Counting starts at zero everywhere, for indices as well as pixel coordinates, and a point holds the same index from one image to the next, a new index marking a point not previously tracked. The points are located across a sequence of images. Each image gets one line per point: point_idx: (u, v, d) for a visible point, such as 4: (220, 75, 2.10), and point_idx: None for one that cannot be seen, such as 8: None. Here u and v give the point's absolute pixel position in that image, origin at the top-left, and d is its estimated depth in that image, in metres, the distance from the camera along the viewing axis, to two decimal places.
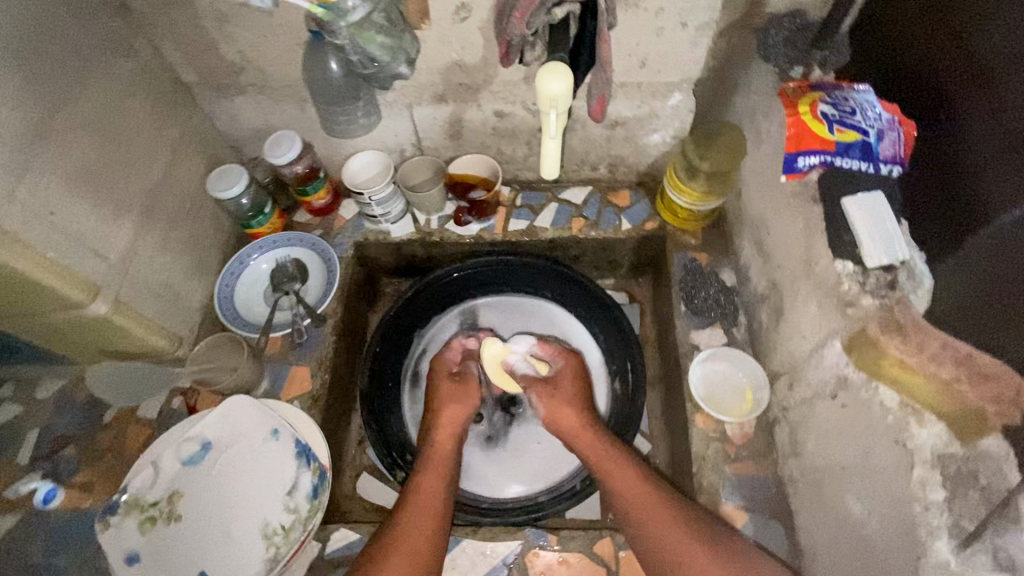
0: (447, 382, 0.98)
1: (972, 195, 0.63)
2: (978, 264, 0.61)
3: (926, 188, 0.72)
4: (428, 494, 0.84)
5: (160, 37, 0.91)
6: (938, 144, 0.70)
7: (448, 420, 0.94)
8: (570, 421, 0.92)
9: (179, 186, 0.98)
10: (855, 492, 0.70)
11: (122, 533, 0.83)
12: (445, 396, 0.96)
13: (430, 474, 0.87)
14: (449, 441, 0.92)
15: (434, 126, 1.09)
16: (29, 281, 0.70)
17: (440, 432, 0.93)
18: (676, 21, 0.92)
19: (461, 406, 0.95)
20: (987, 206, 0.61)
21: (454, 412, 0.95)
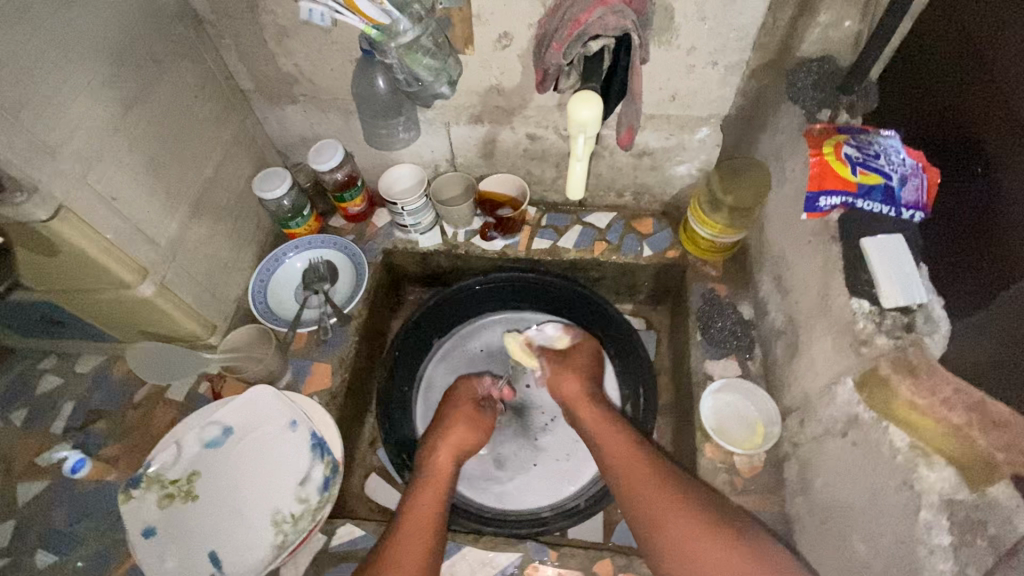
0: (465, 407, 1.01)
1: (1006, 255, 0.64)
2: (1007, 323, 0.61)
3: (958, 240, 0.72)
4: (424, 511, 0.84)
5: (225, 48, 0.99)
6: (970, 198, 0.71)
7: (454, 440, 0.96)
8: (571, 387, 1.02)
9: (227, 185, 1.05)
10: (860, 533, 0.70)
11: (142, 506, 0.87)
12: (458, 418, 0.99)
13: (428, 493, 0.87)
14: (450, 461, 0.94)
15: (469, 145, 1.14)
16: (87, 261, 0.76)
17: (441, 450, 0.94)
18: (708, 60, 0.96)
19: (471, 431, 0.98)
20: (1014, 268, 0.62)
21: (463, 435, 0.97)
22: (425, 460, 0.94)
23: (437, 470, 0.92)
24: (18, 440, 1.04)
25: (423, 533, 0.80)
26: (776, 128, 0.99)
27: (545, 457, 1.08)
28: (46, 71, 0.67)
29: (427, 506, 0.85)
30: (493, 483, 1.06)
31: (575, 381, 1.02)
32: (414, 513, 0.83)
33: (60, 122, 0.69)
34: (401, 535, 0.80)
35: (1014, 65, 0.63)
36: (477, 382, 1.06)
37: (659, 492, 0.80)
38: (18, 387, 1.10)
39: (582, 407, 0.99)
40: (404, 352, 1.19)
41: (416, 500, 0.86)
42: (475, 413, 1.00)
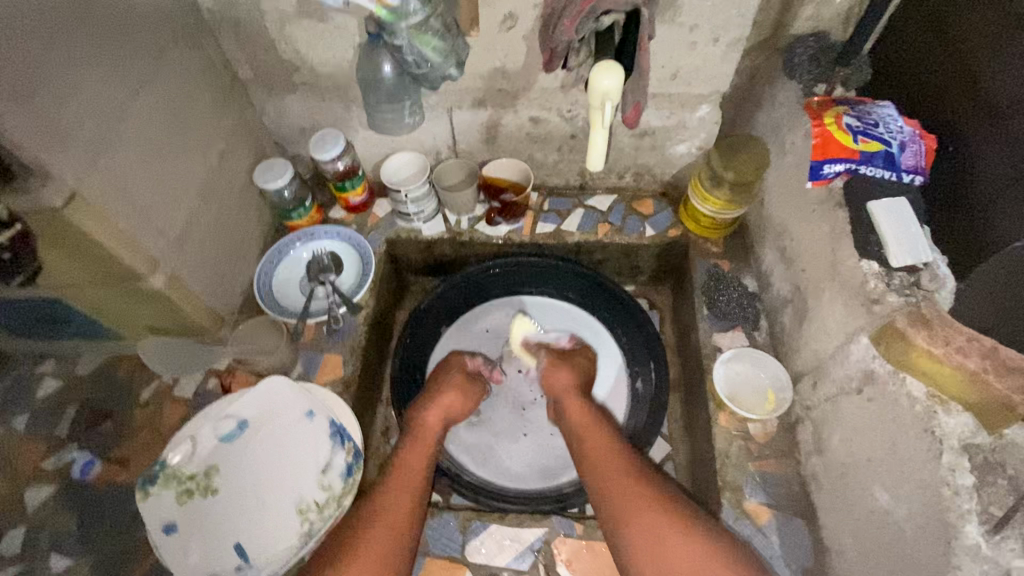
0: (456, 375, 1.05)
1: (984, 223, 0.70)
2: (997, 281, 0.67)
3: (941, 210, 0.78)
4: (412, 470, 0.90)
5: (223, 35, 0.98)
6: (951, 173, 0.77)
7: (443, 404, 1.00)
8: (563, 379, 1.05)
9: (230, 176, 1.03)
10: (881, 483, 0.72)
11: (160, 502, 0.86)
12: (448, 384, 1.03)
13: (416, 451, 0.93)
14: (439, 421, 0.99)
15: (471, 130, 1.14)
16: (99, 249, 0.74)
17: (430, 413, 0.99)
18: (709, 37, 0.98)
19: (460, 397, 1.02)
20: (992, 234, 0.68)
21: (452, 400, 1.01)
22: (413, 418, 0.99)
23: (425, 428, 0.98)
24: (23, 444, 1.02)
25: (407, 491, 0.86)
26: (774, 103, 1.02)
27: (534, 429, 1.10)
28: (54, 54, 0.66)
29: (414, 464, 0.91)
30: (485, 453, 1.07)
31: (565, 372, 1.06)
32: (402, 471, 0.90)
33: (70, 106, 0.68)
34: (393, 491, 0.86)
35: (997, 46, 0.69)
36: (467, 356, 1.11)
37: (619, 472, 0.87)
38: (18, 391, 1.08)
39: (568, 398, 1.02)
40: (414, 340, 1.19)
41: (405, 457, 0.92)
42: (466, 381, 1.05)
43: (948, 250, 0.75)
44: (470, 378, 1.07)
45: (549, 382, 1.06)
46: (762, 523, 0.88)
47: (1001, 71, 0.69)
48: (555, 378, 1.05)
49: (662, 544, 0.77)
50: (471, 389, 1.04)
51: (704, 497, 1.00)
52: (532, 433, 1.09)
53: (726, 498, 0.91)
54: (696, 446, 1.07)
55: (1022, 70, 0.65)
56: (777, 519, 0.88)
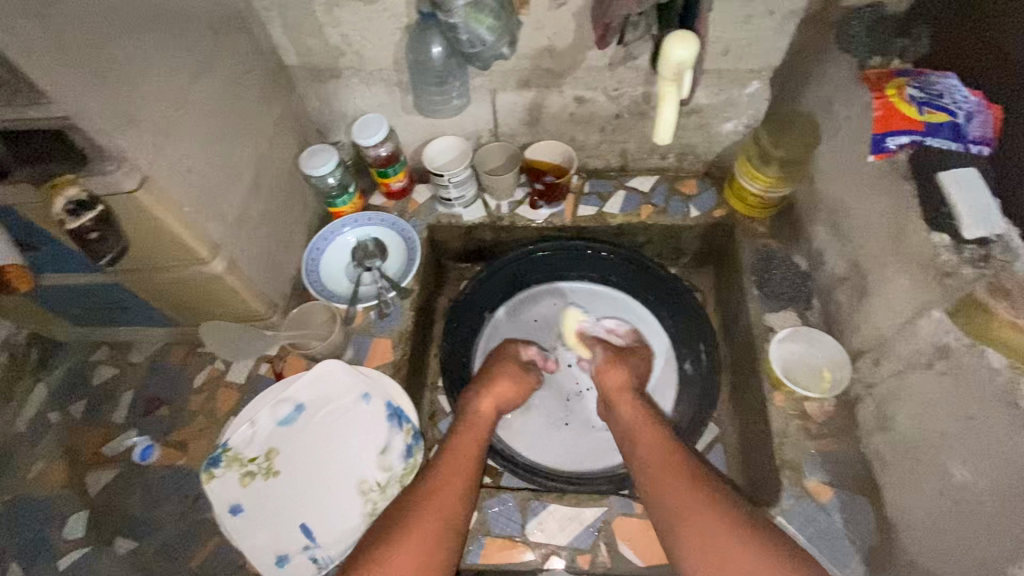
0: (511, 364, 1.04)
1: None
2: None
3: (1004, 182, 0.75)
4: (464, 455, 0.89)
5: (271, 21, 0.98)
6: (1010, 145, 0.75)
7: (496, 393, 0.99)
8: (617, 378, 1.03)
9: (278, 162, 1.03)
10: (958, 458, 0.71)
11: (226, 484, 0.87)
12: (503, 372, 1.02)
13: (468, 437, 0.92)
14: (492, 409, 0.98)
15: (514, 112, 1.13)
16: (166, 232, 0.75)
17: (484, 402, 0.98)
18: (765, 9, 0.97)
19: (513, 386, 1.01)
20: None
21: (506, 389, 1.00)
22: (466, 403, 0.99)
23: (478, 415, 0.96)
24: (84, 430, 1.04)
25: (458, 478, 0.85)
26: (825, 77, 1.00)
27: (577, 418, 1.10)
28: (121, 37, 0.66)
29: (467, 449, 0.90)
30: (541, 437, 1.07)
31: (620, 373, 1.03)
32: (455, 455, 0.88)
33: (139, 90, 0.69)
34: (444, 475, 0.85)
35: None
36: (522, 347, 1.10)
37: (670, 467, 0.85)
38: (75, 379, 1.09)
39: (619, 397, 1.00)
40: (462, 326, 1.19)
41: (459, 441, 0.91)
42: (522, 373, 1.04)
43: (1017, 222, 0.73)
44: (526, 370, 1.06)
45: (601, 380, 1.04)
46: (824, 501, 0.87)
47: None
48: (608, 376, 1.03)
49: (713, 539, 0.75)
50: (525, 379, 1.03)
51: (758, 478, 0.99)
52: (574, 422, 1.09)
53: (786, 477, 0.90)
54: (747, 428, 1.06)
55: None
56: (839, 497, 0.87)
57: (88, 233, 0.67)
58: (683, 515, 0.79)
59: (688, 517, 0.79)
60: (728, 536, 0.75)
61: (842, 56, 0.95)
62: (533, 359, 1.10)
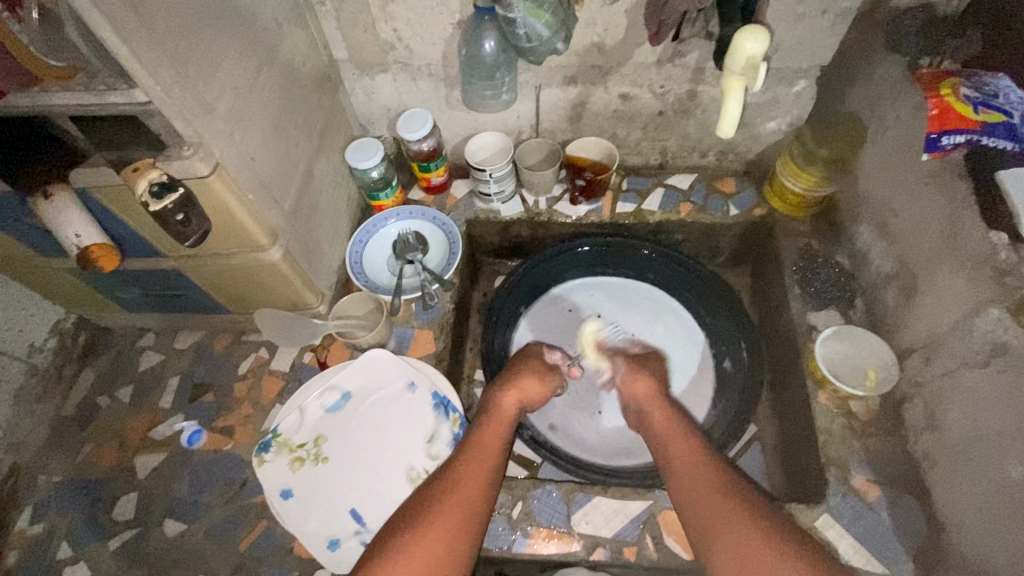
0: (534, 362, 1.00)
1: None
2: None
3: None
4: (487, 452, 0.85)
5: (325, 15, 0.99)
6: None
7: (519, 390, 0.95)
8: (643, 387, 0.99)
9: (327, 154, 1.05)
10: (1015, 457, 0.71)
11: (277, 469, 0.89)
12: (525, 370, 0.98)
13: (490, 434, 0.88)
14: (514, 405, 0.94)
15: (557, 109, 1.14)
16: (230, 218, 0.76)
17: (506, 396, 0.94)
18: (817, 8, 0.98)
19: (538, 384, 0.98)
20: None
21: (530, 385, 0.97)
22: (489, 400, 0.95)
23: (500, 409, 0.93)
24: (130, 415, 1.05)
25: (480, 475, 0.81)
26: (873, 77, 1.00)
27: (611, 406, 1.10)
28: (200, 25, 0.68)
29: (489, 446, 0.86)
30: (580, 430, 1.07)
31: (646, 382, 0.99)
32: (478, 452, 0.84)
33: (213, 79, 0.70)
34: (464, 468, 0.82)
35: None
36: (546, 350, 1.06)
37: (702, 469, 0.82)
38: (121, 365, 1.11)
39: (648, 405, 0.96)
40: (500, 320, 1.20)
41: (482, 437, 0.87)
42: (545, 371, 1.00)
43: None
44: (548, 369, 1.02)
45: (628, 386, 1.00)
46: (871, 500, 0.87)
47: None
48: (635, 384, 0.99)
49: (750, 545, 0.72)
50: (549, 377, 1.00)
51: (800, 476, 0.99)
52: (608, 409, 1.10)
53: (832, 475, 0.90)
54: (787, 426, 1.06)
55: None
56: (886, 496, 0.87)
57: (173, 213, 0.65)
58: (718, 520, 0.76)
59: (722, 523, 0.76)
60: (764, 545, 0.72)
61: (892, 56, 0.95)
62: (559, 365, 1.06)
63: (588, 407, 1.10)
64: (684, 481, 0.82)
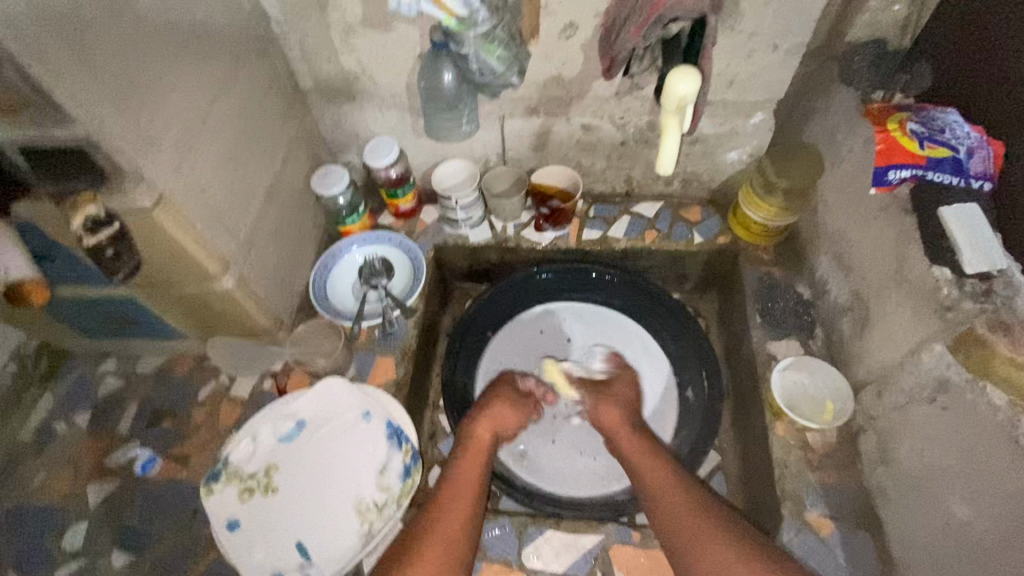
0: (508, 389, 1.03)
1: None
2: None
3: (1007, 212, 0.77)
4: (466, 480, 0.87)
5: (289, 47, 1.02)
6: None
7: (492, 417, 0.98)
8: (611, 415, 1.02)
9: (289, 180, 1.06)
10: (960, 494, 0.71)
11: (225, 499, 0.88)
12: (499, 396, 1.01)
13: (468, 463, 0.90)
14: (489, 433, 0.96)
15: (522, 138, 1.16)
16: (178, 247, 0.77)
17: (480, 425, 0.97)
18: (768, 44, 0.99)
19: (511, 410, 1.00)
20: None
21: (503, 412, 0.99)
22: (464, 431, 0.97)
23: (476, 440, 0.95)
24: (87, 441, 1.05)
25: (461, 506, 0.82)
26: (829, 110, 1.01)
27: (565, 437, 1.09)
28: (146, 62, 0.69)
29: (468, 474, 0.88)
30: (539, 460, 1.06)
31: (614, 410, 1.02)
32: (458, 482, 0.86)
33: (160, 110, 0.71)
34: (445, 502, 0.83)
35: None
36: (520, 379, 1.06)
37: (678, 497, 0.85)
38: (81, 390, 1.11)
39: (617, 436, 0.99)
40: (464, 345, 1.20)
41: (461, 468, 0.89)
42: (518, 398, 1.03)
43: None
44: (521, 395, 1.04)
45: (596, 416, 1.03)
46: (826, 535, 0.86)
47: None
48: (602, 413, 1.02)
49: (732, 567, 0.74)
50: (522, 403, 1.02)
51: (759, 509, 0.97)
52: (562, 439, 1.09)
53: (787, 509, 0.89)
54: (749, 457, 1.05)
55: None
56: (840, 531, 0.86)
57: (105, 251, 0.71)
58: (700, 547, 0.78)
59: (703, 554, 0.77)
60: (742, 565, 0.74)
61: (845, 90, 0.97)
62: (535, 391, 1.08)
63: (541, 435, 1.09)
64: (664, 513, 0.84)
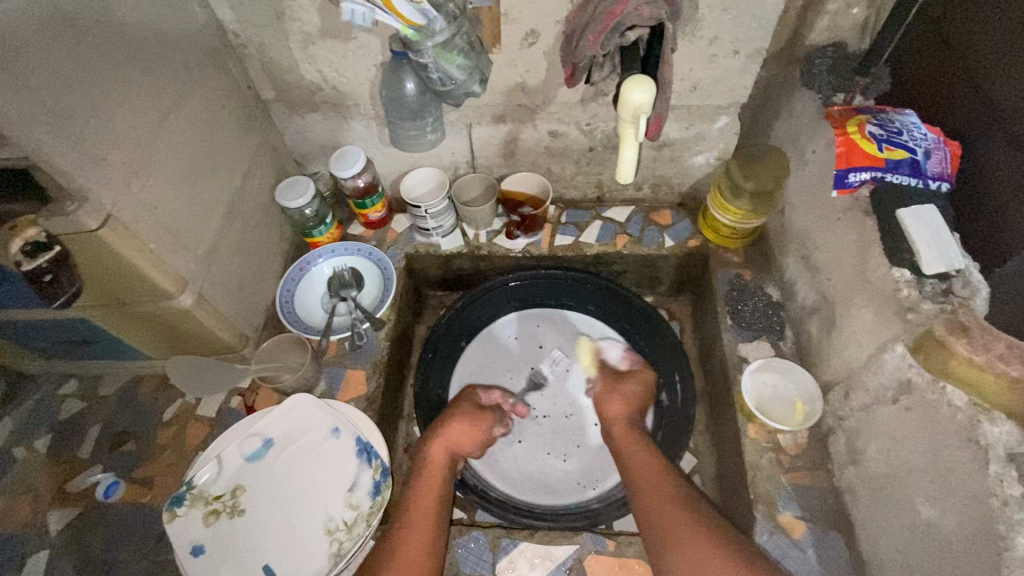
0: (464, 405, 0.99)
1: (994, 232, 0.73)
2: (1014, 286, 0.70)
3: (966, 211, 0.79)
4: (422, 509, 0.84)
5: (248, 58, 1.00)
6: (983, 168, 0.76)
7: (447, 437, 0.94)
8: (614, 410, 1.01)
9: (252, 193, 1.04)
10: (925, 494, 0.71)
11: (189, 524, 0.85)
12: (454, 414, 0.97)
13: (424, 489, 0.87)
14: (444, 454, 0.93)
15: (490, 145, 1.16)
16: (131, 268, 0.75)
17: (434, 446, 0.93)
18: (729, 49, 0.99)
19: (467, 428, 0.96)
20: (997, 250, 0.73)
21: (457, 432, 0.95)
22: (420, 452, 0.94)
23: (429, 462, 0.91)
24: (46, 468, 1.01)
25: (416, 537, 0.80)
26: (792, 113, 1.02)
27: (530, 438, 1.10)
28: (89, 79, 0.67)
29: (424, 501, 0.85)
30: (514, 469, 1.06)
31: (619, 403, 1.01)
32: (413, 511, 0.84)
33: (108, 129, 0.69)
34: (397, 535, 0.80)
35: (987, 56, 0.74)
36: (481, 392, 1.05)
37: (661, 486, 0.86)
38: (41, 414, 1.07)
39: (619, 431, 0.99)
40: (438, 355, 1.18)
41: (415, 495, 0.86)
42: (475, 413, 0.98)
43: (984, 252, 0.75)
44: (480, 409, 1.00)
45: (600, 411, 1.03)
46: (797, 537, 0.86)
47: (990, 88, 0.74)
48: (606, 408, 1.02)
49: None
50: (480, 419, 0.97)
51: (733, 511, 0.98)
52: (527, 440, 1.09)
53: (759, 512, 0.89)
54: (724, 460, 1.05)
55: (1018, 82, 0.70)
56: (813, 533, 0.86)
57: (41, 275, 0.64)
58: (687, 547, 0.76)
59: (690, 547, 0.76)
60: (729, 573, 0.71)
61: (806, 93, 0.98)
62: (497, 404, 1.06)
63: (507, 437, 1.10)
64: (652, 507, 0.83)
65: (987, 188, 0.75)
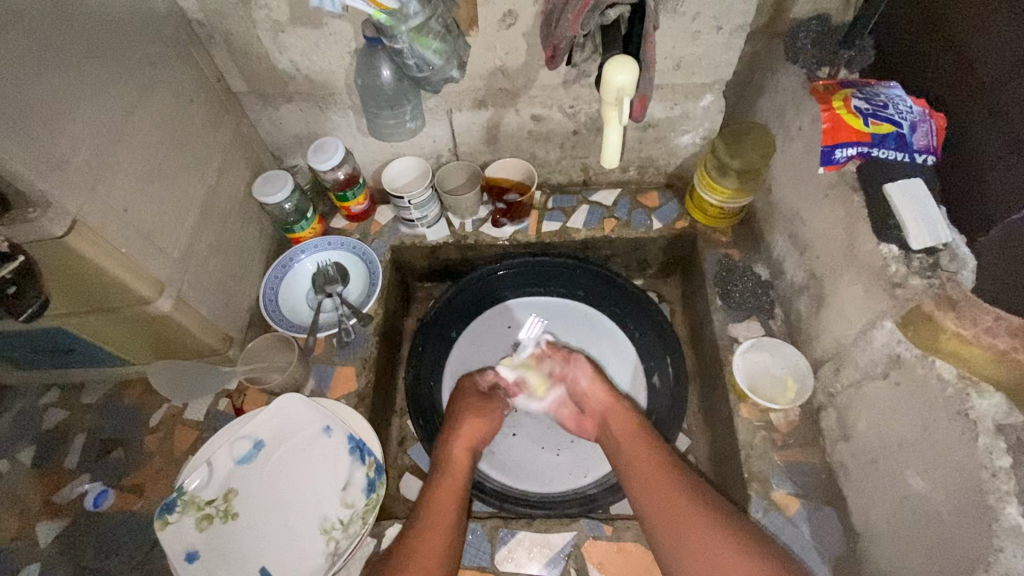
0: (472, 400, 1.02)
1: (979, 199, 0.72)
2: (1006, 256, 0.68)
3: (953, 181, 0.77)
4: (443, 503, 0.85)
5: (215, 48, 0.96)
6: (970, 135, 0.75)
7: (466, 434, 0.97)
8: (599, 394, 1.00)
9: (228, 190, 1.01)
10: (915, 468, 0.72)
11: (182, 530, 0.84)
12: (467, 411, 1.00)
13: (445, 482, 0.89)
14: (465, 452, 0.95)
15: (472, 131, 1.13)
16: (104, 275, 0.72)
17: (456, 444, 0.95)
18: (711, 25, 0.97)
19: (480, 422, 0.99)
20: (985, 216, 0.71)
21: (473, 427, 0.98)
22: (439, 451, 0.95)
23: (451, 459, 0.93)
24: (30, 480, 0.98)
25: (444, 526, 0.81)
26: (777, 89, 1.01)
27: (526, 430, 1.10)
28: (44, 75, 0.64)
29: (448, 493, 0.87)
30: (508, 459, 1.07)
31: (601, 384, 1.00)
32: (437, 504, 0.85)
33: (65, 132, 0.66)
34: (424, 525, 0.81)
35: (967, 23, 0.73)
36: (479, 374, 1.08)
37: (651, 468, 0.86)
38: (24, 425, 1.04)
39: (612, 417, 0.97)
40: (428, 348, 1.16)
41: (437, 489, 0.88)
42: (483, 404, 1.02)
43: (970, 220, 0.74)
44: (488, 400, 1.04)
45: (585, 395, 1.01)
46: (791, 513, 0.87)
47: (971, 54, 0.73)
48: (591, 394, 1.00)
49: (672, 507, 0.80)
50: (490, 411, 1.02)
51: (727, 489, 0.98)
52: (514, 432, 1.10)
53: (753, 490, 0.90)
54: (717, 440, 1.05)
55: (1000, 46, 0.69)
56: (807, 508, 0.87)
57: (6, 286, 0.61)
58: (654, 492, 0.83)
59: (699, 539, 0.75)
60: (690, 508, 0.79)
61: (792, 68, 0.96)
62: (495, 383, 1.08)
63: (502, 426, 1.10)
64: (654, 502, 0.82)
65: (969, 157, 0.75)
